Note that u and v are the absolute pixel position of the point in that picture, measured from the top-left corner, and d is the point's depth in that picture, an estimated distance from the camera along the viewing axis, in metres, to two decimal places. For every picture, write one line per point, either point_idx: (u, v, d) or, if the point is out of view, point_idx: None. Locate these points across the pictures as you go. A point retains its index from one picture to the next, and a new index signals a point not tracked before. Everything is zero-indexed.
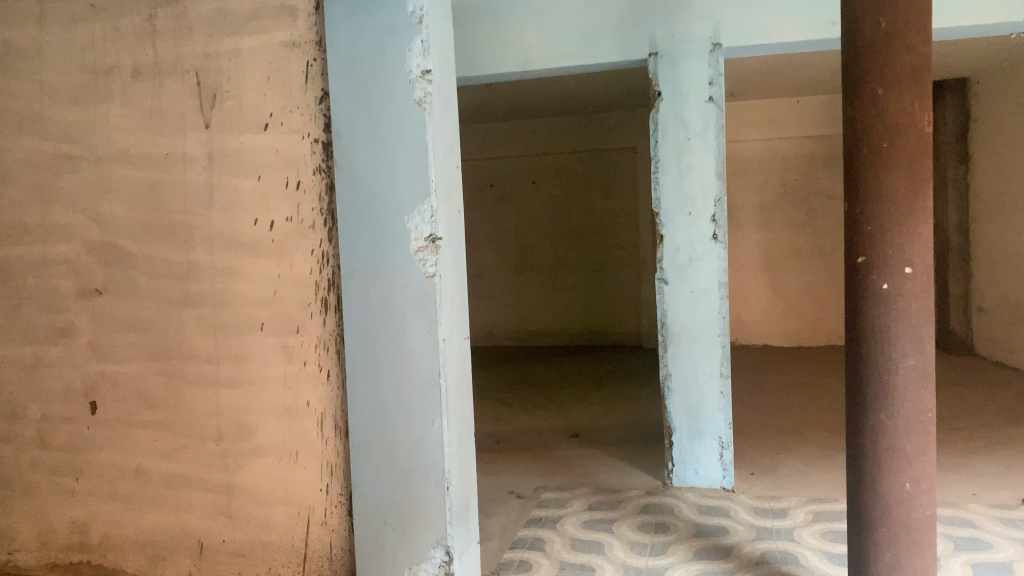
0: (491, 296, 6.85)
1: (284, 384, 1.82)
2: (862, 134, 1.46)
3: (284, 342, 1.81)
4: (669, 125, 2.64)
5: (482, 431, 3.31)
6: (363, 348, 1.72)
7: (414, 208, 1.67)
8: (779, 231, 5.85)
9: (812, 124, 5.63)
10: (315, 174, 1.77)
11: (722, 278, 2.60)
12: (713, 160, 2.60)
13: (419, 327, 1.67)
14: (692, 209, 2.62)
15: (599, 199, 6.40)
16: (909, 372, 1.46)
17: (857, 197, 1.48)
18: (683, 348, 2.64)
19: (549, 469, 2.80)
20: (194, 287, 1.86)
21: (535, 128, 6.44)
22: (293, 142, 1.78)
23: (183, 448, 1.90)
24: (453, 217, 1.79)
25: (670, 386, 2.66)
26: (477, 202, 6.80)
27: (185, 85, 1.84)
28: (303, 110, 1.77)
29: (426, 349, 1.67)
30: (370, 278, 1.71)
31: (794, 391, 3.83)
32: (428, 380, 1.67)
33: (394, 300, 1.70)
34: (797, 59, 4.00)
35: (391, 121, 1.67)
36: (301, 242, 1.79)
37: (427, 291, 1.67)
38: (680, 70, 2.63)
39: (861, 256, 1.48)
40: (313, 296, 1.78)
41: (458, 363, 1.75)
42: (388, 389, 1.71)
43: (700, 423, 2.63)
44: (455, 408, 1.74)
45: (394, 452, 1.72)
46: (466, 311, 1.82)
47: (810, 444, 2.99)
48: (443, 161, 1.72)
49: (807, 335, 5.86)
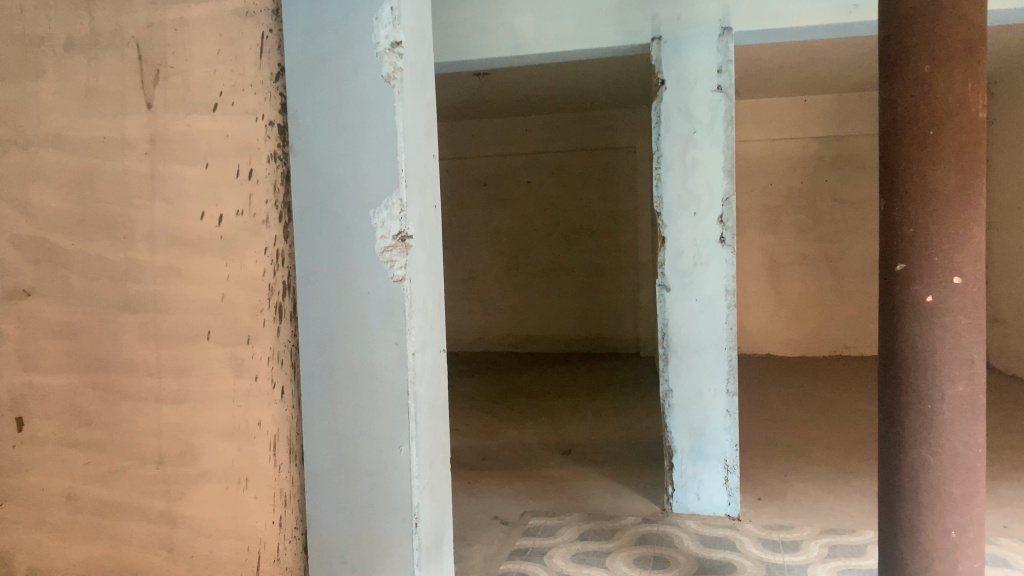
0: (483, 299, 6.61)
1: (233, 402, 1.59)
2: (902, 119, 1.25)
3: (233, 353, 1.58)
4: (672, 116, 2.42)
5: (467, 446, 3.09)
6: (319, 361, 1.50)
7: (381, 202, 1.45)
8: (784, 236, 5.63)
9: (818, 125, 5.43)
10: (270, 162, 1.55)
11: (729, 285, 2.38)
12: (721, 155, 2.38)
13: (384, 340, 1.45)
14: (697, 209, 2.40)
15: (597, 199, 6.18)
16: (957, 401, 1.23)
17: (896, 192, 1.26)
18: (684, 361, 2.42)
19: (538, 490, 2.58)
20: (133, 289, 1.64)
21: (530, 125, 6.21)
22: (245, 124, 1.56)
23: (120, 471, 1.68)
24: (428, 212, 1.58)
25: (670, 402, 2.44)
26: (469, 201, 6.56)
27: (125, 59, 1.62)
28: (257, 87, 1.55)
29: (392, 366, 1.45)
30: (328, 281, 1.49)
31: (800, 406, 3.62)
32: (395, 401, 1.45)
33: (356, 307, 1.47)
34: (806, 51, 3.79)
35: (354, 100, 1.45)
36: (252, 239, 1.57)
37: (394, 298, 1.45)
38: (685, 57, 2.40)
39: (901, 263, 1.26)
40: (267, 301, 1.56)
41: (429, 380, 1.53)
42: (349, 408, 1.49)
43: (704, 444, 2.41)
44: (427, 432, 1.52)
45: (357, 482, 1.50)
46: (440, 319, 1.61)
47: (821, 465, 2.78)
48: (416, 147, 1.50)
49: (810, 345, 5.65)
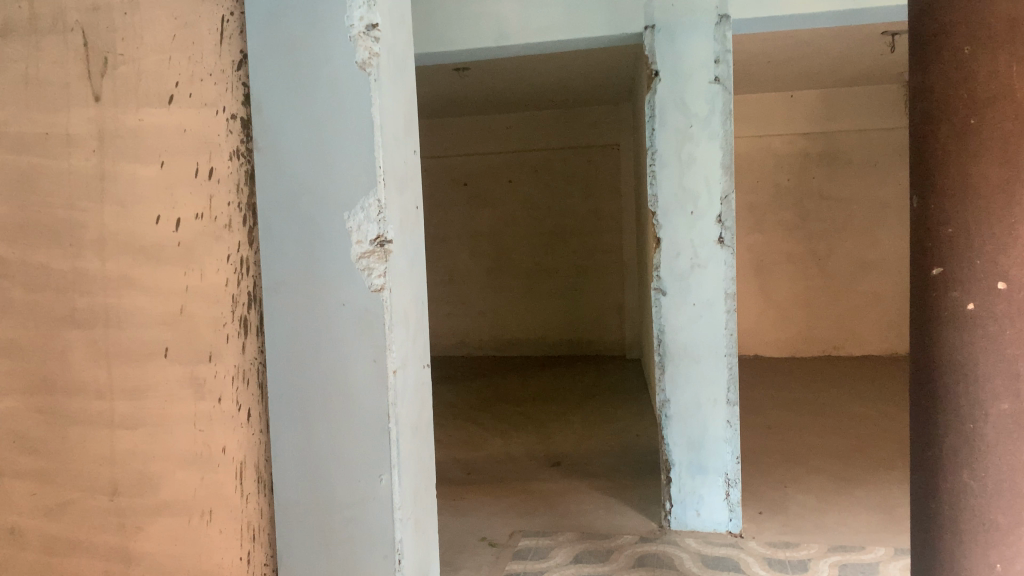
0: (464, 302, 6.42)
1: (194, 426, 1.44)
2: (937, 108, 1.12)
3: (194, 372, 1.43)
4: (667, 109, 2.28)
5: (451, 459, 2.94)
6: (289, 380, 1.35)
7: (356, 203, 1.30)
8: (770, 234, 5.52)
9: (805, 122, 5.34)
10: (232, 160, 1.40)
11: (728, 288, 2.25)
12: (719, 150, 2.25)
13: (361, 357, 1.31)
14: (694, 208, 2.27)
15: (579, 198, 6.05)
16: (1003, 420, 1.08)
17: (932, 188, 1.14)
18: (681, 368, 2.29)
19: (527, 507, 2.43)
20: (81, 301, 1.46)
21: (511, 122, 6.06)
22: (205, 119, 1.40)
23: (70, 503, 1.51)
24: (410, 216, 1.43)
25: (668, 413, 2.31)
26: (448, 200, 6.37)
27: (69, 45, 1.45)
28: (217, 77, 1.40)
29: (371, 386, 1.31)
30: (297, 290, 1.34)
31: (795, 411, 3.51)
32: (375, 425, 1.31)
33: (329, 320, 1.32)
34: (796, 44, 3.68)
35: (325, 89, 1.30)
36: (212, 246, 1.41)
37: (372, 309, 1.30)
38: (680, 47, 2.27)
39: (938, 267, 1.14)
40: (230, 314, 1.41)
41: (412, 399, 1.39)
42: (324, 432, 1.34)
43: (703, 457, 2.28)
44: (410, 456, 1.38)
45: (332, 514, 1.36)
46: (423, 331, 1.47)
47: (822, 474, 2.66)
48: (396, 142, 1.36)
49: (798, 345, 5.56)
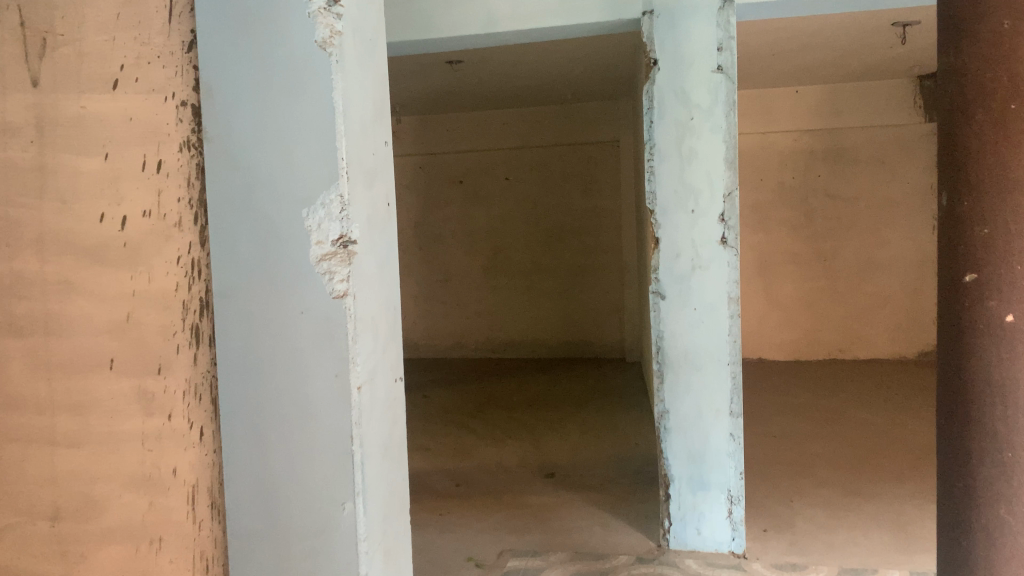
0: (460, 302, 6.22)
1: (142, 446, 1.30)
2: (971, 92, 0.99)
3: (141, 385, 1.29)
4: (667, 99, 2.11)
5: (440, 469, 2.82)
6: (243, 395, 1.22)
7: (316, 199, 1.16)
8: (775, 233, 5.36)
9: (811, 117, 5.18)
10: (182, 151, 1.26)
11: (733, 291, 2.11)
12: (723, 144, 2.09)
13: (322, 370, 1.17)
14: (695, 206, 2.12)
15: (578, 197, 5.90)
16: None
17: (962, 182, 1.00)
18: (682, 378, 2.15)
19: (518, 524, 2.30)
20: (19, 307, 1.31)
21: (508, 119, 5.91)
22: (153, 106, 1.26)
23: (9, 529, 1.36)
24: (381, 214, 1.30)
25: (667, 425, 2.17)
26: (444, 198, 6.17)
27: (5, 25, 1.30)
28: (166, 59, 1.26)
29: (333, 403, 1.18)
30: (250, 296, 1.20)
31: (799, 417, 3.38)
32: (338, 447, 1.18)
33: (287, 330, 1.19)
34: (801, 35, 3.53)
35: (280, 70, 1.17)
36: (162, 246, 1.28)
37: (333, 317, 1.17)
38: (682, 32, 2.09)
39: (972, 273, 1.00)
40: (181, 321, 1.28)
41: (382, 417, 1.26)
42: (281, 452, 1.21)
43: (704, 472, 2.14)
44: (379, 479, 1.25)
45: (291, 545, 1.22)
46: (396, 341, 1.34)
47: (829, 487, 2.52)
48: (362, 131, 1.22)
49: (804, 347, 5.40)
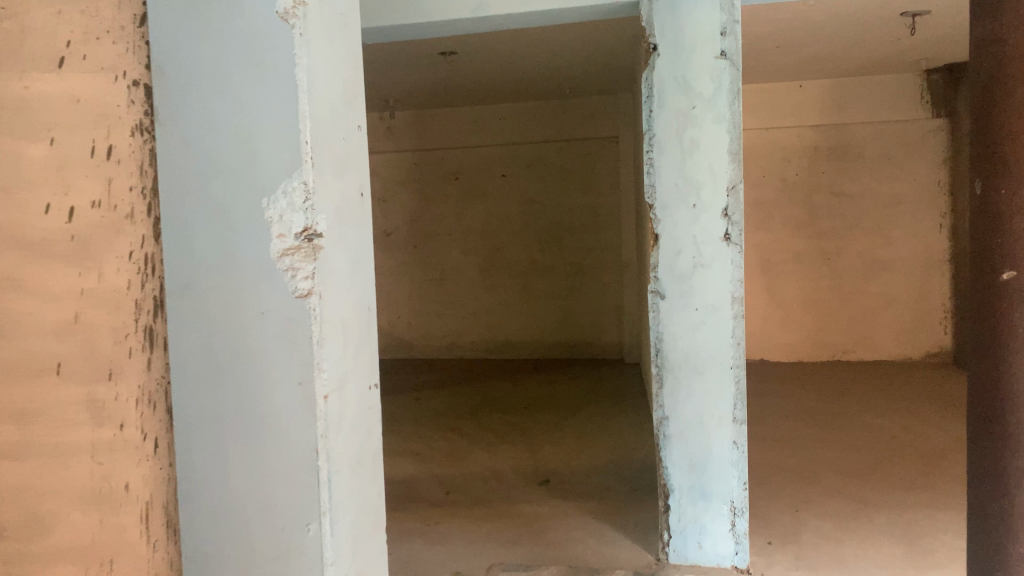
0: (454, 301, 5.60)
1: (94, 461, 1.13)
2: (1011, 69, 0.88)
3: (91, 395, 1.12)
4: (667, 87, 1.87)
5: (430, 477, 2.69)
6: (198, 405, 1.11)
7: (277, 188, 1.06)
8: (778, 231, 4.71)
9: (814, 112, 4.54)
10: (134, 136, 1.15)
11: (735, 291, 1.88)
12: (727, 136, 1.85)
13: (284, 377, 1.07)
14: (696, 200, 1.89)
15: (576, 194, 5.31)
16: None
17: (1001, 170, 0.90)
18: (683, 383, 1.93)
19: (511, 536, 2.18)
20: None
21: (505, 113, 5.31)
22: (104, 85, 1.11)
23: None
24: (354, 205, 1.20)
25: (667, 433, 1.95)
26: (438, 197, 5.56)
27: None
28: (116, 35, 1.12)
29: (297, 414, 1.07)
30: (206, 295, 1.09)
31: (804, 423, 3.24)
32: (301, 462, 1.07)
33: (245, 332, 1.08)
34: (806, 26, 3.42)
35: (239, 46, 1.07)
36: (113, 239, 1.12)
37: (295, 319, 1.06)
38: (681, 15, 1.84)
39: (1011, 271, 0.90)
40: (133, 323, 1.16)
41: (353, 427, 1.15)
42: (241, 465, 1.10)
43: (706, 482, 1.94)
44: (349, 496, 1.14)
45: (251, 568, 1.12)
46: (371, 344, 1.24)
47: (837, 498, 2.40)
48: (331, 114, 1.12)
49: (809, 352, 4.74)
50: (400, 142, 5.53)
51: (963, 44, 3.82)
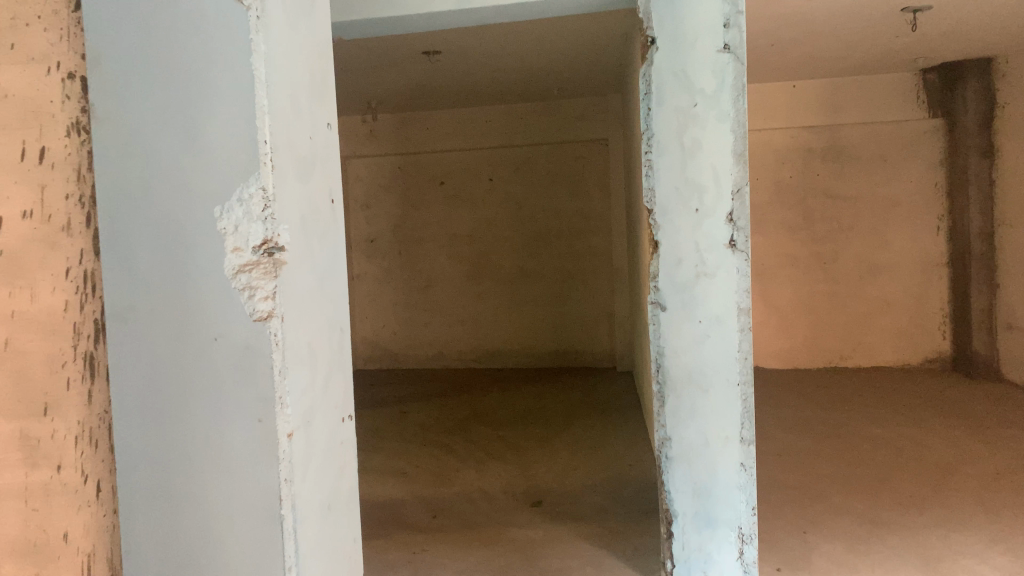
0: (441, 309, 5.44)
1: (25, 507, 0.98)
2: None
3: (22, 432, 0.98)
4: (666, 84, 1.74)
5: (415, 499, 2.55)
6: (147, 441, 0.99)
7: (231, 198, 0.94)
8: (771, 235, 4.59)
9: (808, 113, 4.43)
10: (70, 137, 1.00)
11: (742, 301, 1.76)
12: (731, 134, 1.73)
13: (242, 410, 0.95)
14: (699, 204, 1.76)
15: (565, 197, 5.18)
16: None
17: None
18: (686, 401, 1.79)
19: (503, 565, 2.03)
20: None
21: (492, 115, 5.18)
22: (33, 78, 0.97)
23: None
24: (322, 215, 1.08)
25: (669, 455, 1.82)
26: (424, 201, 5.41)
27: None
28: (46, 20, 0.98)
29: (258, 453, 0.95)
30: (153, 319, 0.98)
31: (805, 434, 3.12)
32: (261, 509, 0.95)
33: (198, 359, 0.96)
34: (803, 24, 3.30)
35: (188, 35, 0.95)
36: (47, 255, 0.98)
37: (255, 346, 0.94)
38: (681, 6, 1.71)
39: None
40: (71, 350, 1.01)
41: (321, 465, 1.03)
42: (194, 511, 0.98)
43: (711, 508, 1.81)
44: (319, 543, 1.02)
45: None
46: (342, 367, 1.12)
47: (846, 517, 2.27)
48: (294, 111, 1.00)
49: (804, 358, 4.63)
50: (384, 146, 5.38)
51: (962, 42, 3.72)
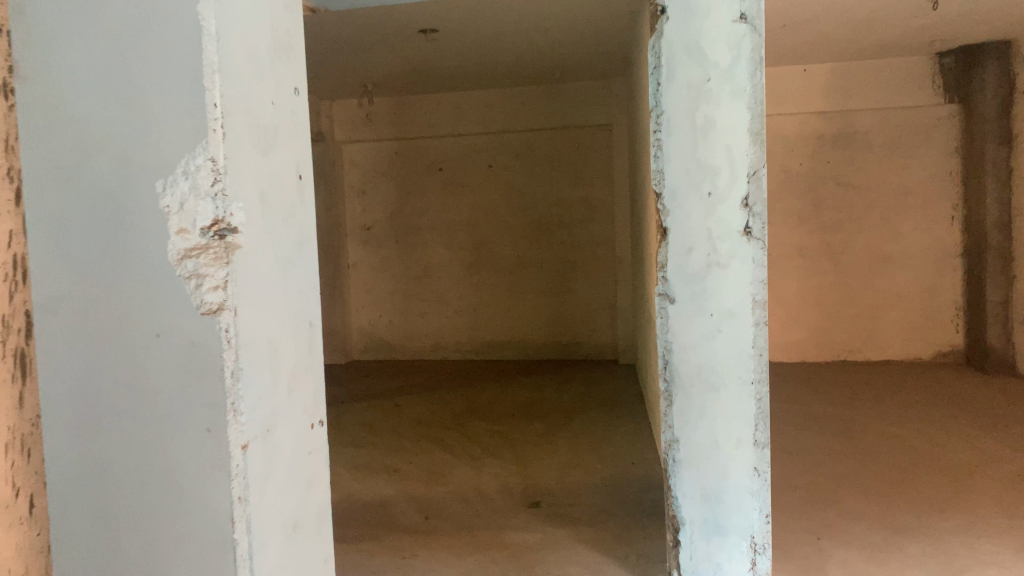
0: (438, 298, 5.31)
1: None
2: None
3: None
4: (677, 56, 1.60)
5: (407, 499, 2.43)
6: (93, 431, 1.03)
7: (178, 192, 0.98)
8: (779, 224, 4.44)
9: (819, 98, 4.28)
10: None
11: (756, 292, 1.62)
12: (747, 112, 1.59)
13: (189, 399, 0.99)
14: (711, 188, 1.63)
15: (567, 184, 5.04)
16: None
17: None
18: (695, 400, 1.67)
19: (497, 570, 1.92)
20: None
21: (492, 100, 5.03)
22: None
23: None
24: (281, 204, 1.12)
25: (677, 458, 1.69)
26: (421, 188, 5.28)
27: None
28: None
29: (205, 438, 0.99)
30: (88, 311, 1.02)
31: (814, 432, 3.00)
32: (211, 493, 0.99)
33: (140, 352, 1.00)
34: (817, 4, 3.15)
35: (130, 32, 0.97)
36: None
37: (201, 338, 0.98)
38: None
39: None
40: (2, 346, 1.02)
41: (276, 450, 1.08)
42: (136, 498, 1.02)
43: (721, 515, 1.68)
44: (273, 524, 1.07)
45: None
46: (301, 353, 1.17)
47: (862, 523, 2.15)
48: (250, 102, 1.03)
49: (812, 351, 4.50)
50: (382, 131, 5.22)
51: (983, 23, 3.55)
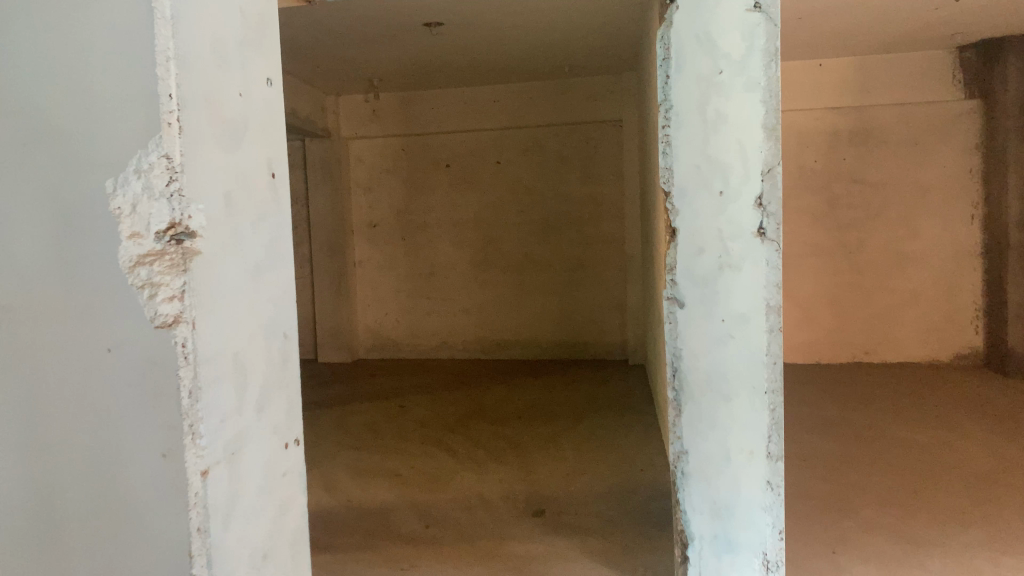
0: (445, 297, 5.24)
1: None
2: None
3: None
4: (688, 46, 1.52)
5: (408, 505, 2.36)
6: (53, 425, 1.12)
7: (138, 201, 1.05)
8: (794, 222, 4.34)
9: (835, 93, 4.17)
10: None
11: (769, 297, 1.54)
12: (762, 106, 1.50)
13: (146, 395, 1.07)
14: (723, 186, 1.54)
15: (575, 181, 4.96)
16: None
17: None
18: (705, 410, 1.59)
19: None
20: None
21: (500, 96, 4.96)
22: None
23: None
24: (250, 209, 1.18)
25: (685, 469, 1.62)
26: (428, 184, 5.20)
27: None
28: None
29: (162, 432, 1.07)
30: (47, 316, 1.11)
31: (830, 437, 2.90)
32: (169, 481, 1.07)
33: (99, 353, 1.10)
34: None
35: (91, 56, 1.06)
36: None
37: (158, 339, 1.06)
38: None
39: None
40: None
41: (238, 446, 1.15)
42: (99, 487, 1.12)
43: (732, 530, 1.60)
44: (234, 515, 1.13)
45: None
46: (270, 356, 1.23)
47: (880, 535, 2.06)
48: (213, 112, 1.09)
49: (827, 352, 4.40)
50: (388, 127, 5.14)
51: (1006, 15, 3.43)
